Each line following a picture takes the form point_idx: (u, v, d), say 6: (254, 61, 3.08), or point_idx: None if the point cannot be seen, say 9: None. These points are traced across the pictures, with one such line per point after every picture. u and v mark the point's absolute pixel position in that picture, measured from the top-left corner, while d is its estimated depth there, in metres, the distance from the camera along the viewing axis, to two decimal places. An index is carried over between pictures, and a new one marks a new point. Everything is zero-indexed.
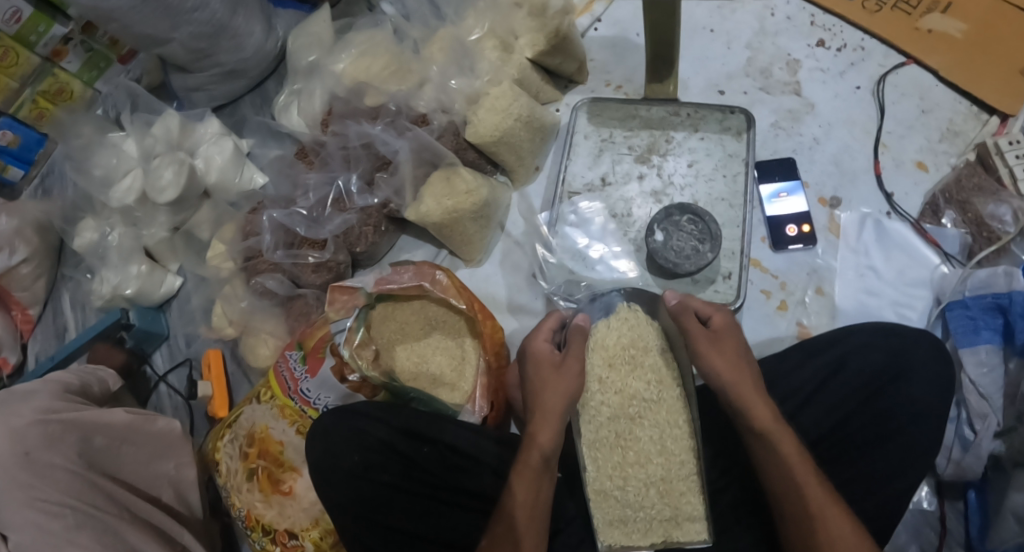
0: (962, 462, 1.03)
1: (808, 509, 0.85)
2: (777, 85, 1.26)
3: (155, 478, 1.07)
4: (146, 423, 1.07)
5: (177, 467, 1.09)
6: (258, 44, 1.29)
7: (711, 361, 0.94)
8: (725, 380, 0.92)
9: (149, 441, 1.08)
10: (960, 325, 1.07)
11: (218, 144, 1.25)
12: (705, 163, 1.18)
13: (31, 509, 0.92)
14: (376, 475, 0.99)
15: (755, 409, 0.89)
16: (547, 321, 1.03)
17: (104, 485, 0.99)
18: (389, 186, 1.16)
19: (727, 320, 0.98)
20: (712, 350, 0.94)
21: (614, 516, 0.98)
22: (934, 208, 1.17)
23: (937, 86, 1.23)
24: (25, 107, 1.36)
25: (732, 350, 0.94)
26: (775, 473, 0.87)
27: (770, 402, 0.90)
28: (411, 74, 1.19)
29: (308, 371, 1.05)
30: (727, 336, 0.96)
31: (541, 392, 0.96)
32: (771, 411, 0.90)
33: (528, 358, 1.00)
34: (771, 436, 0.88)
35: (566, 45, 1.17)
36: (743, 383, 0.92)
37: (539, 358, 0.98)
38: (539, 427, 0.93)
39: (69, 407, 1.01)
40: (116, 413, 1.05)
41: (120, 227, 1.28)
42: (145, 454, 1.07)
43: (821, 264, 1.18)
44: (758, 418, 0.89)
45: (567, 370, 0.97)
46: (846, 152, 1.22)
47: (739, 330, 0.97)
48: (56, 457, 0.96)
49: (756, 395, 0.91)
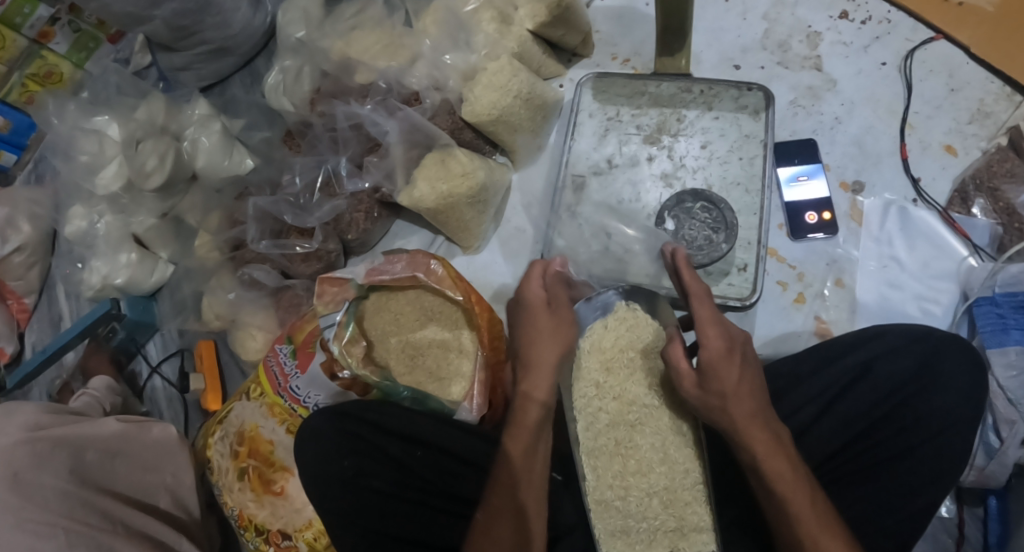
0: (985, 470, 0.96)
1: (794, 541, 0.78)
2: (796, 60, 1.18)
3: (151, 487, 1.02)
4: (140, 433, 1.03)
5: (173, 472, 1.05)
6: (246, 19, 1.23)
7: (717, 376, 0.81)
8: (724, 394, 0.81)
9: (149, 443, 1.03)
10: (988, 323, 0.99)
11: (206, 128, 1.17)
12: (719, 145, 1.10)
13: (20, 531, 0.86)
14: (368, 482, 0.93)
15: (750, 441, 0.80)
16: (535, 270, 0.93)
17: (97, 501, 0.94)
18: (379, 170, 1.10)
19: (722, 351, 0.82)
20: (722, 365, 0.81)
21: (616, 526, 0.92)
22: (964, 195, 1.09)
23: (967, 63, 1.15)
24: (14, 92, 1.30)
25: (727, 387, 0.81)
26: (765, 497, 0.80)
27: (769, 428, 0.81)
28: (403, 49, 1.12)
29: (298, 367, 0.99)
30: (722, 372, 0.81)
31: (531, 342, 0.89)
32: (770, 439, 0.80)
33: (519, 307, 0.92)
34: (760, 466, 0.80)
35: (568, 17, 1.09)
36: (733, 421, 0.81)
37: (534, 306, 0.90)
38: (534, 381, 0.87)
39: (59, 422, 0.97)
40: (107, 424, 1.00)
41: (108, 215, 1.20)
42: (139, 465, 1.01)
43: (841, 254, 1.10)
44: (752, 437, 0.80)
45: (565, 321, 0.90)
46: (869, 134, 1.14)
47: (737, 357, 0.82)
48: (46, 477, 0.91)
49: (753, 426, 0.80)
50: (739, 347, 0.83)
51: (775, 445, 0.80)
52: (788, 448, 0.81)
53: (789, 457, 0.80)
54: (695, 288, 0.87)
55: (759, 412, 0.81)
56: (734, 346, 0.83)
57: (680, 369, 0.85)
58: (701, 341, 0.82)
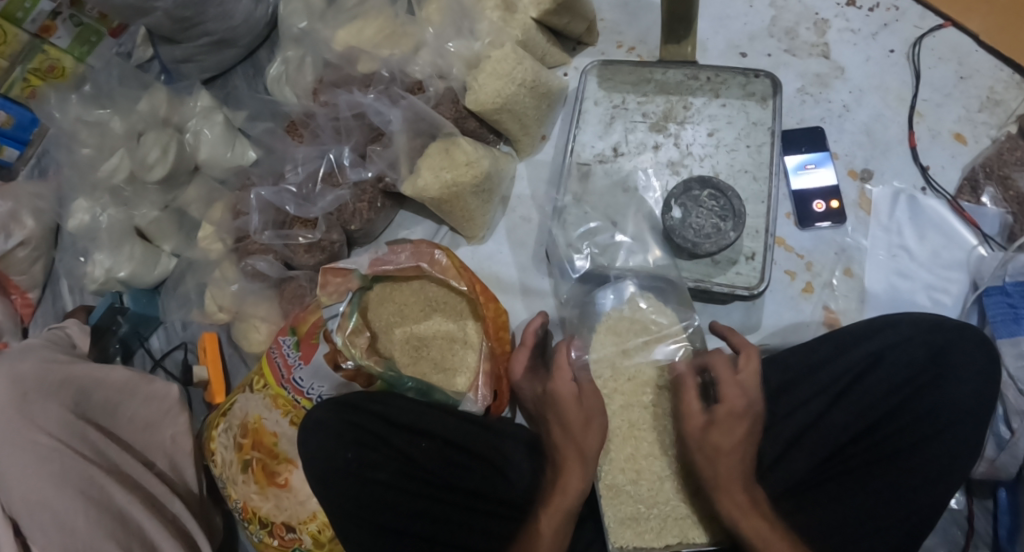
0: (996, 461, 0.96)
1: None
2: (803, 47, 1.17)
3: (151, 446, 1.03)
4: (139, 394, 1.03)
5: (173, 436, 1.05)
6: (247, 11, 1.21)
7: (710, 440, 0.84)
8: (714, 460, 0.83)
9: (152, 397, 1.04)
10: (998, 313, 0.98)
11: (207, 119, 1.17)
12: (726, 132, 1.08)
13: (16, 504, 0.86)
14: (372, 474, 0.92)
15: (722, 502, 0.83)
16: (563, 364, 0.93)
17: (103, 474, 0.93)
18: (383, 160, 1.08)
19: (737, 408, 0.84)
20: (714, 431, 0.84)
21: (626, 513, 0.93)
22: (973, 183, 1.07)
23: (976, 50, 1.13)
24: (16, 86, 1.27)
25: (718, 446, 0.83)
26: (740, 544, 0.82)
27: (749, 490, 0.83)
28: (407, 37, 1.11)
29: (302, 358, 0.97)
30: (722, 430, 0.84)
31: (570, 435, 0.88)
32: (747, 498, 0.82)
33: (551, 402, 0.91)
34: (738, 525, 0.81)
35: (572, 5, 1.07)
36: (712, 474, 0.84)
37: (565, 403, 0.89)
38: (568, 472, 0.86)
39: (67, 375, 0.96)
40: (116, 371, 1.01)
41: (110, 207, 1.17)
42: (139, 424, 1.02)
43: (850, 243, 1.09)
44: (728, 495, 0.82)
45: (597, 415, 0.89)
46: (878, 121, 1.13)
47: (747, 422, 0.84)
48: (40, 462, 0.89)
49: (732, 485, 0.83)
50: (754, 414, 0.85)
51: (746, 510, 0.81)
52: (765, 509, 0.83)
53: (766, 518, 0.82)
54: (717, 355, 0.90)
55: (739, 470, 0.83)
56: (749, 412, 0.85)
57: (690, 407, 0.88)
58: (722, 395, 0.85)
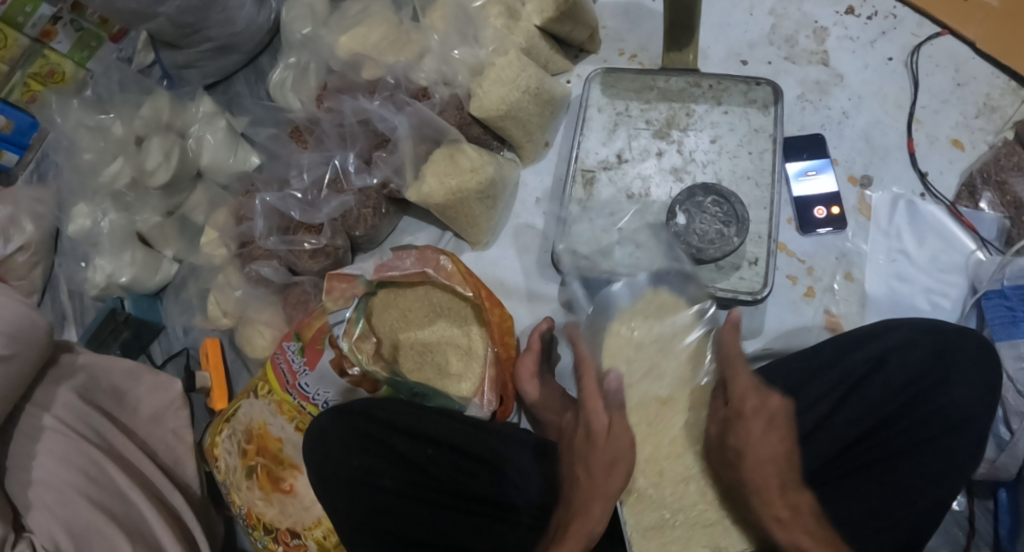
0: (996, 462, 0.96)
1: None
2: (803, 55, 1.18)
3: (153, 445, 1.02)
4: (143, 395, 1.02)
5: (173, 429, 1.04)
6: (250, 18, 1.22)
7: (747, 430, 0.86)
8: (750, 463, 0.85)
9: (151, 396, 1.03)
10: (997, 315, 1.00)
11: (211, 125, 1.17)
12: (728, 139, 1.09)
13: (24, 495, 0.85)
14: (378, 481, 0.93)
15: (762, 505, 0.84)
16: (596, 393, 0.89)
17: (110, 476, 0.92)
18: (387, 165, 1.09)
19: (746, 406, 0.87)
20: (757, 425, 0.86)
21: (650, 521, 0.91)
22: (971, 189, 1.09)
23: (972, 57, 1.14)
24: (15, 91, 1.26)
25: (748, 442, 0.85)
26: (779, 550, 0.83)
27: (786, 498, 0.84)
28: (410, 44, 1.12)
29: (307, 365, 0.98)
30: (750, 426, 0.86)
31: (594, 463, 0.87)
32: (789, 503, 0.84)
33: (583, 430, 0.89)
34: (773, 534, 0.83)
35: (576, 13, 1.08)
36: (749, 479, 0.85)
37: (597, 438, 0.87)
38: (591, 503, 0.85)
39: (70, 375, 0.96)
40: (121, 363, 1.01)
41: (112, 212, 1.16)
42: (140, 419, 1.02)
43: (850, 248, 1.10)
44: (772, 505, 0.83)
45: (623, 450, 0.87)
46: (877, 127, 1.14)
47: (772, 423, 0.87)
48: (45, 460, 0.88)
49: (771, 489, 0.84)
50: (771, 413, 0.87)
51: (786, 516, 0.83)
52: (809, 519, 0.83)
53: (808, 527, 0.82)
54: (733, 350, 0.91)
55: (778, 476, 0.85)
56: (773, 415, 0.87)
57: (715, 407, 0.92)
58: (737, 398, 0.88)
